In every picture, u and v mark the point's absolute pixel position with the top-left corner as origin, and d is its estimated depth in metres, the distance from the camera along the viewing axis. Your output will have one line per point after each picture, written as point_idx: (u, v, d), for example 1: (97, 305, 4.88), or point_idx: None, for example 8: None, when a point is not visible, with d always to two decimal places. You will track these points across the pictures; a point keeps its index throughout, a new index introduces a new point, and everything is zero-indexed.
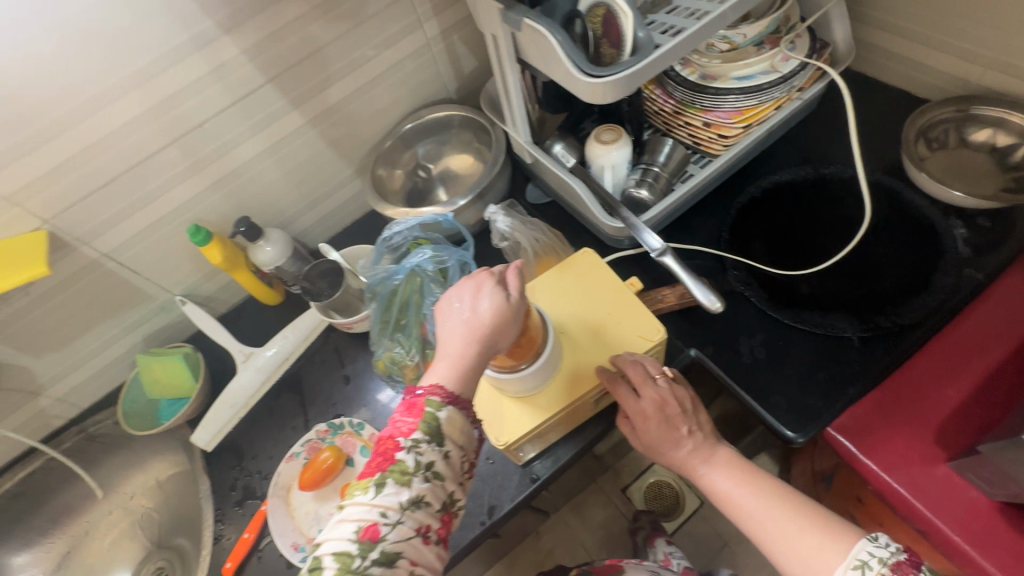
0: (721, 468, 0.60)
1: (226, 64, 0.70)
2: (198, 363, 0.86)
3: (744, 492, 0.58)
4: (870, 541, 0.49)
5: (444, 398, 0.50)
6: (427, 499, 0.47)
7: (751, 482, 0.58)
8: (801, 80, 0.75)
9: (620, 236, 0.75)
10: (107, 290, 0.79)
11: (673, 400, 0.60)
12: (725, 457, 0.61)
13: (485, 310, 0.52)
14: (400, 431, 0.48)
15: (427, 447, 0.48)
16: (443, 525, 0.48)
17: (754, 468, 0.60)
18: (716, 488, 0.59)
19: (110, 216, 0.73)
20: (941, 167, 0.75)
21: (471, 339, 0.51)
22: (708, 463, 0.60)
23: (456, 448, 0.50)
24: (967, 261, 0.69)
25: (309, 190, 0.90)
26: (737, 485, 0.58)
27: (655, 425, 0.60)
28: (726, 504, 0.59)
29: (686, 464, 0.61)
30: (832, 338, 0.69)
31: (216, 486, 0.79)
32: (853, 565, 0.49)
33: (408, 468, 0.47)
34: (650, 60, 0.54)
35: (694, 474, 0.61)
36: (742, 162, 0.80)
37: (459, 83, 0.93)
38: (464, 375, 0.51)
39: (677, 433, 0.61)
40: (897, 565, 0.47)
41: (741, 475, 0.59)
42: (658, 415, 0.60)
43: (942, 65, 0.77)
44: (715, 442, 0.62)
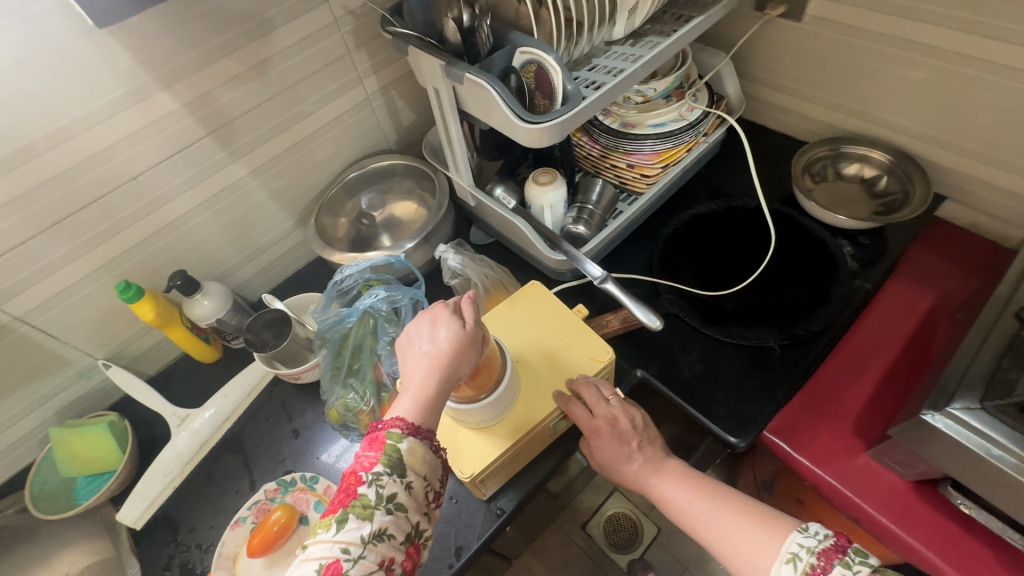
0: (672, 477, 0.63)
1: (165, 118, 0.70)
2: (125, 432, 0.79)
3: (692, 498, 0.60)
4: (801, 532, 0.51)
5: (405, 429, 0.50)
6: (390, 531, 0.46)
7: (698, 488, 0.61)
8: (705, 126, 0.87)
9: (563, 268, 0.81)
10: (18, 358, 0.72)
11: (624, 417, 0.64)
12: (673, 466, 0.64)
13: (443, 341, 0.54)
14: (361, 465, 0.48)
15: (388, 479, 0.48)
16: (408, 557, 0.47)
17: (701, 475, 0.63)
18: (667, 498, 0.62)
19: (25, 277, 0.68)
20: (826, 195, 0.87)
21: (430, 370, 0.53)
22: (658, 474, 0.63)
23: (419, 478, 0.50)
24: (856, 273, 0.80)
25: (249, 242, 0.89)
26: (685, 492, 0.61)
27: (609, 441, 0.63)
28: (676, 512, 0.61)
29: (639, 476, 0.64)
30: (758, 348, 0.76)
31: (147, 568, 0.71)
32: (786, 559, 0.50)
33: (370, 501, 0.46)
34: (579, 109, 0.61)
35: (646, 487, 0.64)
36: (662, 199, 0.90)
37: (399, 134, 0.97)
38: (426, 406, 0.52)
39: (629, 447, 0.64)
40: (824, 552, 0.48)
41: (691, 481, 0.62)
42: (611, 432, 0.63)
43: (814, 113, 0.92)
44: (664, 454, 0.65)
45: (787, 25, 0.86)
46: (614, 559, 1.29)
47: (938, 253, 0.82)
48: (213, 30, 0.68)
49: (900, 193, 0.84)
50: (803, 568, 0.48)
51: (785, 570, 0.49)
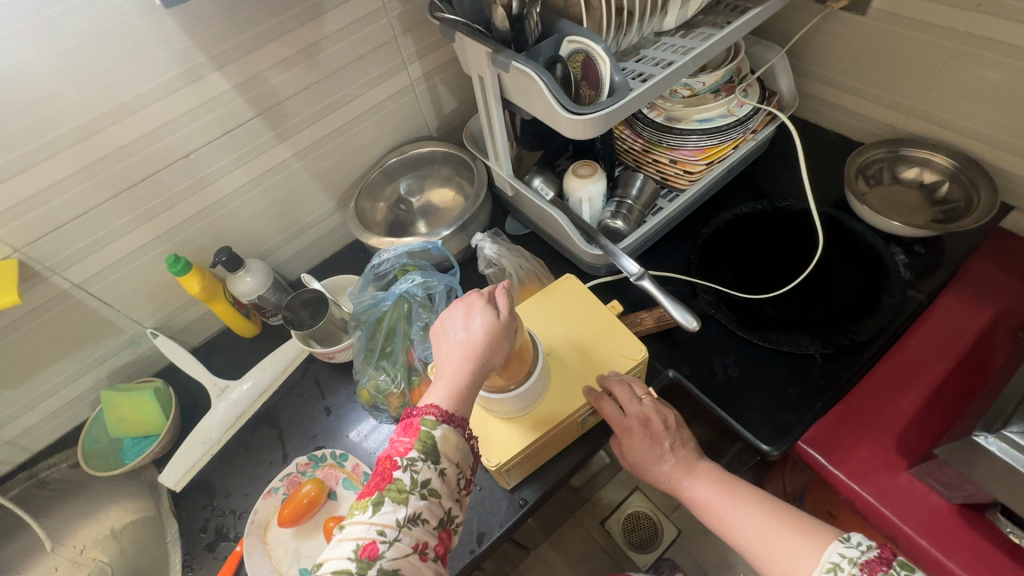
0: (702, 479, 0.62)
1: (216, 98, 0.72)
2: (169, 399, 0.83)
3: (725, 501, 0.59)
4: (842, 542, 0.49)
5: (439, 416, 0.51)
6: (424, 516, 0.47)
7: (730, 490, 0.60)
8: (754, 123, 0.84)
9: (598, 263, 0.80)
10: (75, 323, 0.76)
11: (657, 417, 0.63)
12: (706, 468, 0.63)
13: (477, 331, 0.54)
14: (397, 450, 0.49)
15: (423, 465, 0.48)
16: (441, 542, 0.48)
17: (736, 479, 0.61)
18: (699, 499, 0.61)
19: (85, 246, 0.71)
20: (880, 201, 0.83)
21: (464, 359, 0.53)
22: (691, 475, 0.62)
23: (452, 466, 0.50)
24: (909, 283, 0.77)
25: (291, 222, 0.91)
26: (718, 495, 0.60)
27: (638, 439, 0.63)
28: (708, 513, 0.60)
29: (669, 477, 0.63)
30: (798, 356, 0.74)
31: (186, 528, 0.75)
32: (826, 569, 0.48)
33: (405, 486, 0.47)
34: (626, 101, 0.60)
35: (678, 488, 0.63)
36: (704, 198, 0.88)
37: (440, 121, 0.98)
38: (460, 394, 0.52)
39: (659, 446, 0.63)
40: (867, 563, 0.46)
41: (723, 484, 0.61)
42: (642, 430, 0.63)
43: (871, 112, 0.88)
44: (696, 456, 0.64)
45: (849, 18, 0.81)
46: (631, 558, 1.28)
47: (1003, 266, 0.76)
48: (266, 13, 0.69)
49: (962, 202, 0.80)
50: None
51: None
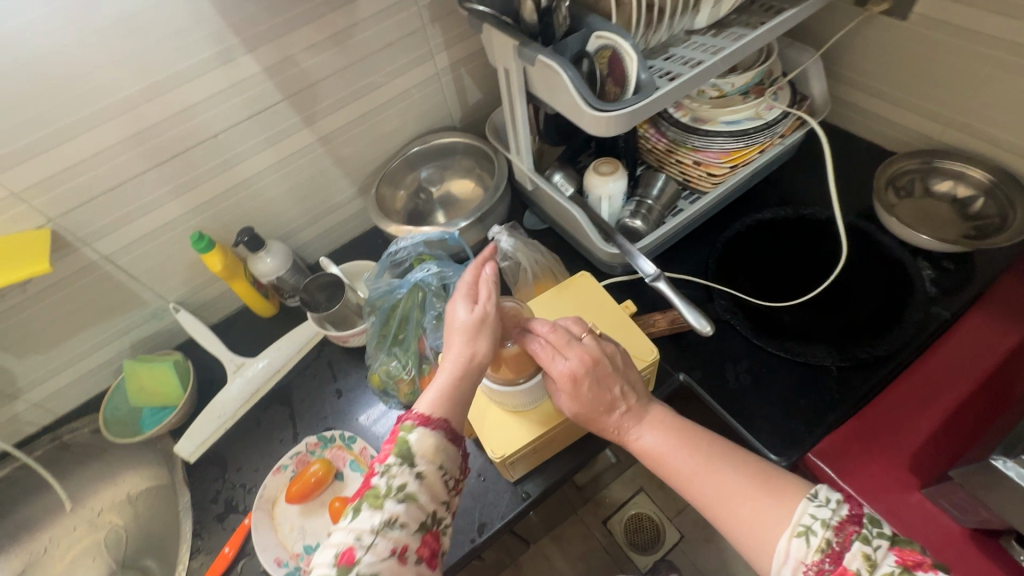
0: (655, 428, 0.58)
1: (246, 80, 0.73)
2: (186, 371, 0.84)
3: (681, 453, 0.56)
4: (812, 501, 0.49)
5: (416, 420, 0.53)
6: (401, 520, 0.48)
7: (683, 440, 0.57)
8: (783, 127, 0.82)
9: (614, 261, 0.79)
10: (102, 293, 0.79)
11: (603, 359, 0.57)
12: (657, 414, 0.59)
13: (461, 343, 0.56)
14: (377, 459, 0.51)
15: (399, 469, 0.50)
16: (424, 545, 0.48)
17: (693, 429, 0.58)
18: (649, 450, 0.57)
19: (115, 219, 0.74)
20: (909, 213, 0.81)
21: (450, 367, 0.56)
22: (640, 423, 0.58)
23: (431, 468, 0.51)
24: (935, 299, 0.75)
25: (312, 206, 0.92)
26: (672, 446, 0.56)
27: (588, 390, 0.56)
28: (661, 465, 0.57)
29: (618, 428, 0.58)
30: (813, 367, 0.72)
31: (197, 499, 0.77)
32: (797, 532, 0.48)
33: (381, 491, 0.49)
34: (651, 99, 0.59)
35: (627, 438, 0.59)
36: (726, 201, 0.87)
37: (463, 112, 0.98)
38: (442, 393, 0.55)
39: (612, 395, 0.57)
40: (840, 526, 0.46)
41: (680, 437, 0.57)
42: (589, 377, 0.56)
43: (906, 120, 0.85)
44: (647, 400, 0.60)
45: (889, 23, 0.79)
46: (631, 558, 1.28)
47: None
48: None
49: (997, 218, 0.77)
50: (818, 544, 0.46)
51: (798, 545, 0.47)
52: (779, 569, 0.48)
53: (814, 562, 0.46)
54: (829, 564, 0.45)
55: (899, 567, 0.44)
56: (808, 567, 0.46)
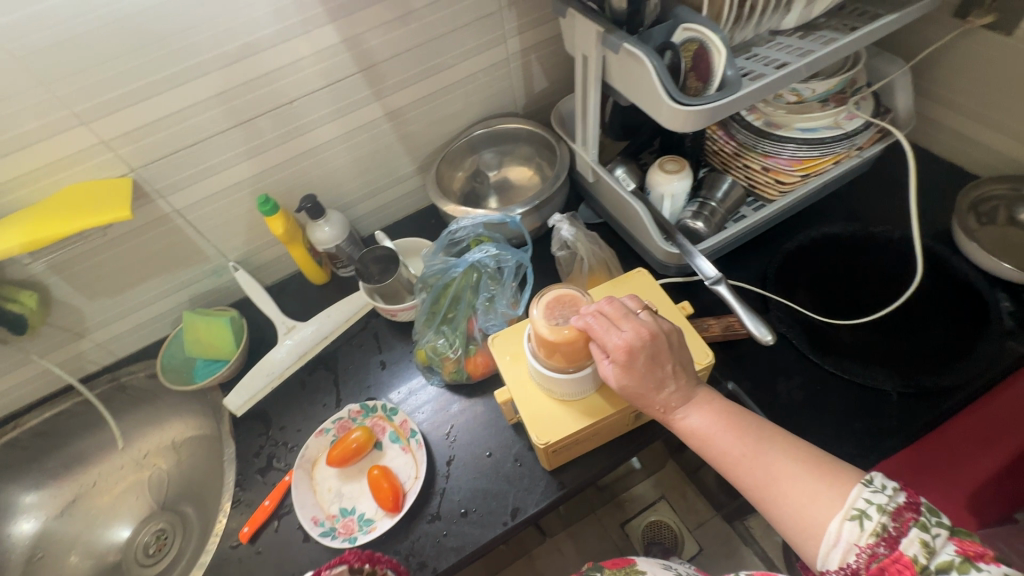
0: (703, 409, 0.55)
1: (326, 50, 0.74)
2: (241, 329, 0.87)
3: (733, 437, 0.52)
4: (866, 486, 0.45)
5: None
6: None
7: (735, 423, 0.53)
8: (862, 139, 0.79)
9: (670, 262, 0.78)
10: (171, 246, 0.82)
11: (659, 335, 0.55)
12: (707, 396, 0.56)
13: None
14: None
15: None
16: None
17: (745, 414, 0.54)
18: (695, 431, 0.54)
19: (188, 175, 0.76)
20: (990, 240, 0.77)
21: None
22: (688, 403, 0.55)
23: None
24: (1011, 334, 0.70)
25: (372, 179, 0.93)
26: (722, 428, 0.53)
27: (641, 364, 0.54)
28: (706, 446, 0.54)
29: (665, 406, 0.55)
30: (873, 390, 0.69)
31: (240, 451, 0.79)
32: (850, 515, 0.44)
33: None
34: (734, 97, 0.58)
35: (672, 418, 0.56)
36: (792, 212, 0.84)
37: (528, 99, 0.98)
38: None
39: (663, 372, 0.55)
40: (897, 511, 0.43)
41: (728, 419, 0.54)
42: (644, 351, 0.54)
43: (996, 143, 0.81)
44: (698, 382, 0.57)
45: (991, 38, 0.74)
46: None
47: None
48: None
49: None
50: (873, 528, 0.43)
51: (851, 529, 0.44)
52: (827, 555, 0.44)
53: (868, 545, 0.43)
54: (885, 549, 0.42)
55: (958, 556, 0.41)
56: (862, 551, 0.43)
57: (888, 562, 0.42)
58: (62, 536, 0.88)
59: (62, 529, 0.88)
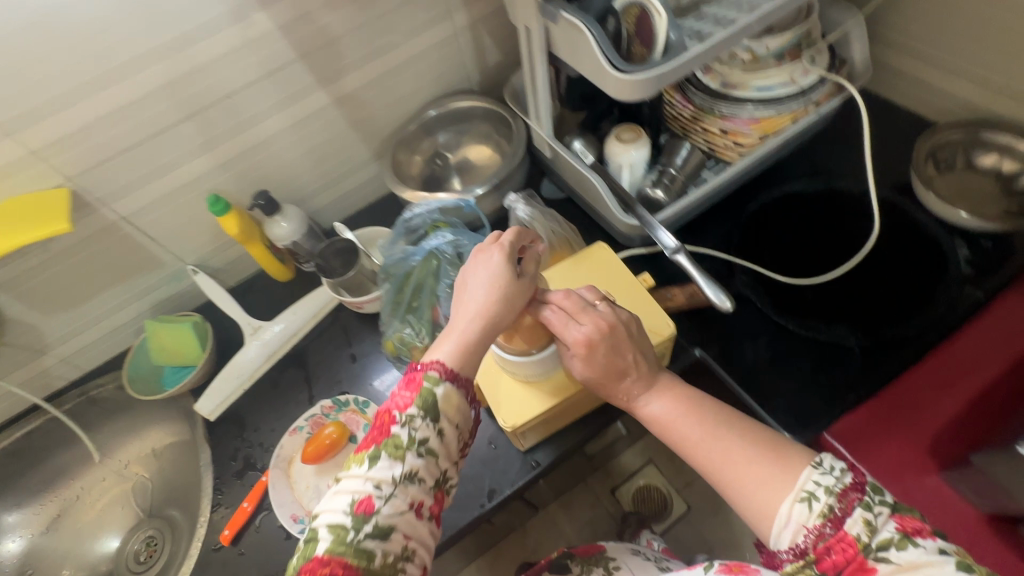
0: (664, 396, 0.56)
1: (261, 37, 0.71)
2: (206, 333, 0.85)
3: (692, 423, 0.53)
4: (815, 469, 0.47)
5: (442, 373, 0.51)
6: (421, 474, 0.48)
7: (695, 409, 0.54)
8: (818, 95, 0.78)
9: (633, 234, 0.77)
10: (122, 255, 0.80)
11: (617, 326, 0.55)
12: (669, 382, 0.57)
13: (470, 321, 0.53)
14: (397, 405, 0.50)
15: (421, 423, 0.49)
16: (435, 502, 0.50)
17: (705, 399, 0.55)
18: (657, 418, 0.55)
19: (130, 180, 0.74)
20: (948, 187, 0.77)
21: (475, 317, 0.53)
22: (649, 391, 0.56)
23: (450, 427, 0.51)
24: (968, 279, 0.72)
25: (327, 170, 0.91)
26: (683, 416, 0.54)
27: (601, 356, 0.54)
28: (666, 433, 0.55)
29: (627, 395, 0.56)
30: (836, 347, 0.71)
31: (216, 455, 0.79)
32: (800, 497, 0.46)
33: (402, 443, 0.48)
34: (679, 61, 0.56)
35: (635, 406, 0.57)
36: (754, 173, 0.82)
37: (482, 75, 0.95)
38: (465, 355, 0.53)
39: (624, 361, 0.55)
40: (843, 492, 0.45)
41: (689, 405, 0.54)
42: (603, 342, 0.54)
43: (954, 89, 0.80)
44: (660, 369, 0.57)
45: None
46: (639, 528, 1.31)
47: None
48: None
49: None
50: (820, 509, 0.45)
51: (800, 510, 0.46)
52: (779, 535, 0.46)
53: (815, 526, 0.45)
54: (830, 528, 0.44)
55: (899, 534, 0.43)
56: (809, 532, 0.45)
57: (833, 542, 0.44)
58: (49, 552, 0.88)
59: (50, 545, 0.89)
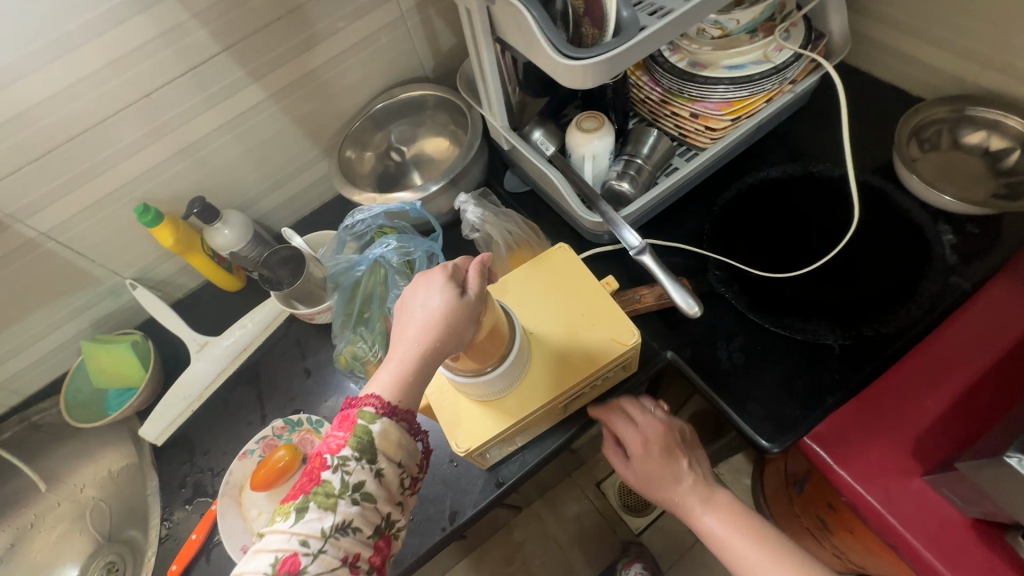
0: (719, 512, 0.62)
1: (175, 28, 0.64)
2: (148, 352, 0.80)
3: (740, 535, 0.59)
4: None
5: (379, 409, 0.46)
6: (355, 524, 0.43)
7: (748, 525, 0.60)
8: (794, 72, 0.72)
9: (600, 231, 0.72)
10: (48, 273, 0.74)
11: (671, 432, 0.67)
12: (722, 500, 0.63)
13: (411, 345, 0.48)
14: (328, 448, 0.45)
15: (356, 465, 0.44)
16: (377, 551, 0.44)
17: (755, 517, 0.61)
18: (712, 532, 0.61)
19: (45, 193, 0.67)
20: (933, 169, 0.72)
21: (415, 342, 0.48)
22: (706, 504, 0.62)
23: (391, 466, 0.46)
24: (954, 269, 0.67)
25: (272, 171, 0.84)
26: (738, 532, 0.59)
27: (654, 456, 0.65)
28: (721, 548, 0.60)
29: (685, 505, 0.63)
30: (814, 345, 0.67)
31: (164, 482, 0.74)
32: None
33: (333, 490, 0.43)
34: (633, 43, 0.50)
35: (691, 516, 0.63)
36: (729, 157, 0.77)
37: (436, 61, 0.88)
38: (405, 386, 0.48)
39: (674, 469, 0.64)
40: None
41: (742, 520, 0.60)
42: (655, 446, 0.65)
43: (939, 61, 0.74)
44: (716, 489, 0.64)
45: None
46: (625, 522, 1.28)
47: None
48: None
49: None
50: None
51: None
52: None
53: None
54: None
55: None
56: None
57: None
58: None
59: None
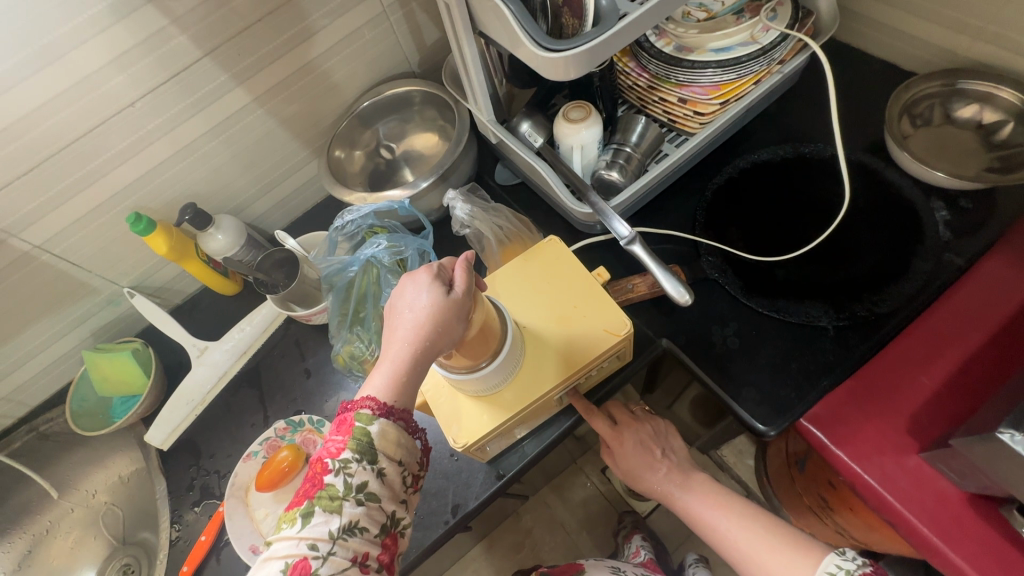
0: (698, 492, 0.65)
1: (155, 35, 0.64)
2: (149, 359, 0.81)
3: (719, 514, 0.62)
4: (838, 555, 0.53)
5: (375, 410, 0.47)
6: (362, 524, 0.44)
7: (726, 504, 0.63)
8: (782, 52, 0.71)
9: (591, 221, 0.72)
10: (45, 285, 0.74)
11: (644, 424, 0.70)
12: (700, 481, 0.66)
13: (403, 343, 0.49)
14: (329, 452, 0.45)
15: (357, 467, 0.45)
16: (385, 550, 0.45)
17: (729, 494, 0.64)
18: (693, 513, 0.64)
19: (36, 206, 0.68)
20: (925, 144, 0.72)
21: (407, 342, 0.49)
22: (684, 487, 0.65)
23: (392, 465, 0.47)
24: (947, 245, 0.67)
25: (262, 173, 0.84)
26: (715, 510, 0.62)
27: (632, 448, 0.68)
28: (703, 528, 0.63)
29: (666, 489, 0.66)
30: (808, 327, 0.67)
31: (172, 486, 0.76)
32: None
33: (338, 492, 0.43)
34: (615, 30, 0.49)
35: (672, 499, 0.66)
36: (719, 141, 0.77)
37: (421, 56, 0.87)
38: (399, 385, 0.48)
39: (652, 456, 0.68)
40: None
41: (717, 497, 0.63)
42: (630, 438, 0.68)
43: (929, 35, 0.73)
44: (693, 471, 0.67)
45: None
46: (631, 505, 1.30)
47: None
48: None
49: None
50: None
51: None
52: None
53: None
54: None
55: None
56: None
57: None
58: None
59: None
